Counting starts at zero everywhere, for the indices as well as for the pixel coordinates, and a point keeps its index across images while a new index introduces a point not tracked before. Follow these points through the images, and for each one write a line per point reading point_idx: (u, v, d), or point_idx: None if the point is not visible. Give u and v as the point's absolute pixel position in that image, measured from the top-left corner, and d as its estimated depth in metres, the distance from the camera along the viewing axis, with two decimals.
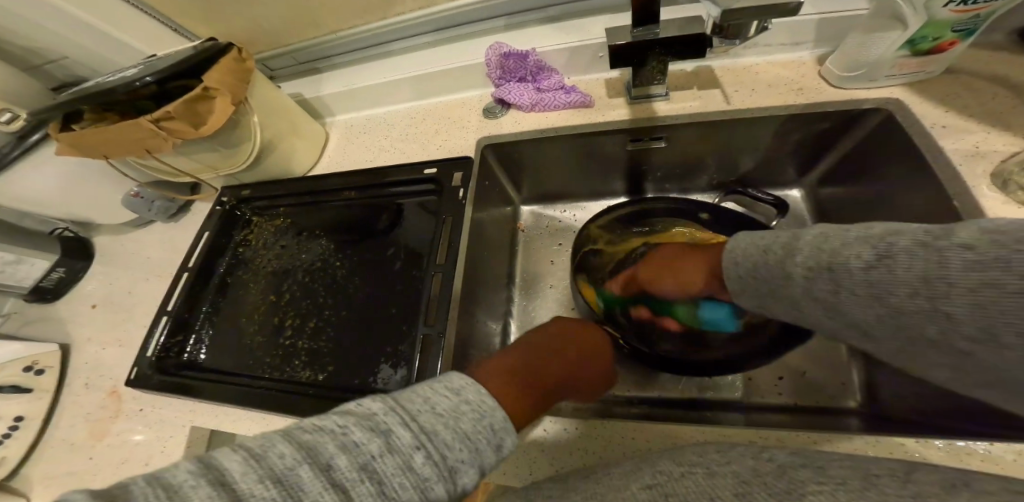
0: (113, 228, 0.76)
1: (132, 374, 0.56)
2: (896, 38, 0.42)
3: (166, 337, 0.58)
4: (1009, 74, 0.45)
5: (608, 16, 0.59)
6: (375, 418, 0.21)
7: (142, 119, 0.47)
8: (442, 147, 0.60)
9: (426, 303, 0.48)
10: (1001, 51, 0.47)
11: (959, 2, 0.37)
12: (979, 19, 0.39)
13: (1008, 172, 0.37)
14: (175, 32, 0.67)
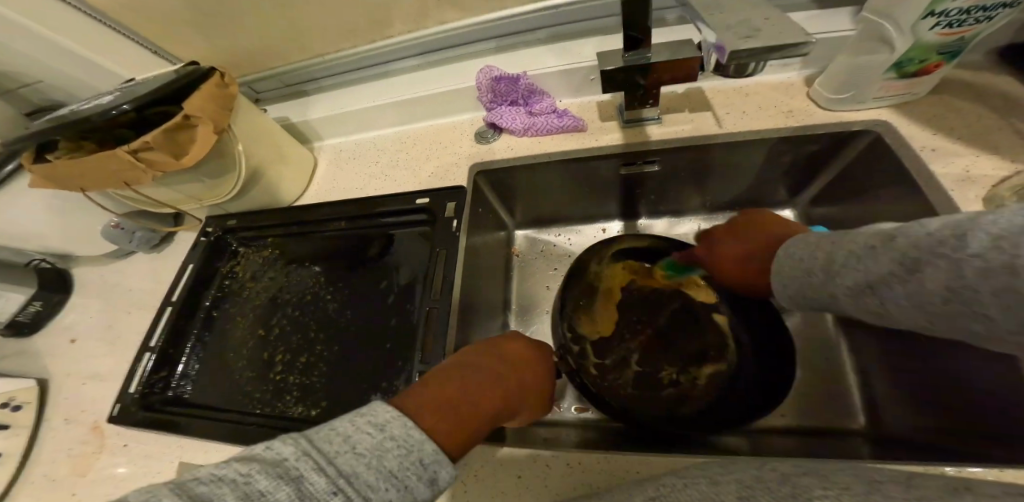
0: (92, 258, 0.73)
1: (116, 410, 0.54)
2: (884, 59, 0.42)
3: (151, 372, 0.56)
4: (991, 95, 0.45)
5: (598, 38, 0.59)
6: (284, 463, 0.19)
7: (119, 150, 0.44)
8: (434, 173, 0.59)
9: (421, 337, 0.47)
10: (982, 72, 0.47)
11: (945, 25, 0.37)
12: (964, 41, 0.40)
13: (1001, 198, 0.37)
14: (154, 54, 0.65)
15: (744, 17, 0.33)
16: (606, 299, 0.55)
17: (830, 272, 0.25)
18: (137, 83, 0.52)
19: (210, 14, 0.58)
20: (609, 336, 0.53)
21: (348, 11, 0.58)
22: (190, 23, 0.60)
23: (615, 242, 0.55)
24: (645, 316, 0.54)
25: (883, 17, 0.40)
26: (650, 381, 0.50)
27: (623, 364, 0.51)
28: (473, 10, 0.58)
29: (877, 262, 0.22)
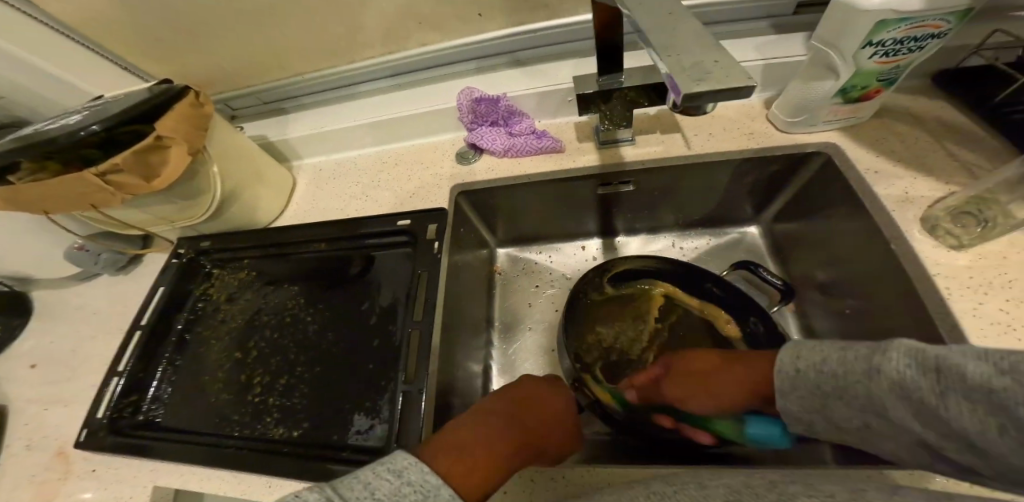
0: (53, 281, 0.69)
1: (81, 435, 0.51)
2: (831, 85, 0.45)
3: (120, 397, 0.54)
4: (927, 118, 0.50)
5: (574, 61, 0.61)
6: None
7: (86, 172, 0.42)
8: (416, 194, 0.60)
9: (406, 357, 0.47)
10: (919, 96, 0.52)
11: (881, 54, 0.41)
12: (899, 69, 0.43)
13: (936, 218, 0.41)
14: (124, 71, 0.63)
15: (698, 49, 0.29)
16: (607, 319, 0.56)
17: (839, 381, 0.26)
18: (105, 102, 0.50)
19: (184, 31, 0.58)
20: (615, 355, 0.54)
21: (328, 31, 0.59)
22: (164, 40, 0.59)
23: (609, 269, 0.57)
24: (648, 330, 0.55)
25: (828, 47, 0.43)
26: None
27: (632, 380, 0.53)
28: (453, 33, 0.60)
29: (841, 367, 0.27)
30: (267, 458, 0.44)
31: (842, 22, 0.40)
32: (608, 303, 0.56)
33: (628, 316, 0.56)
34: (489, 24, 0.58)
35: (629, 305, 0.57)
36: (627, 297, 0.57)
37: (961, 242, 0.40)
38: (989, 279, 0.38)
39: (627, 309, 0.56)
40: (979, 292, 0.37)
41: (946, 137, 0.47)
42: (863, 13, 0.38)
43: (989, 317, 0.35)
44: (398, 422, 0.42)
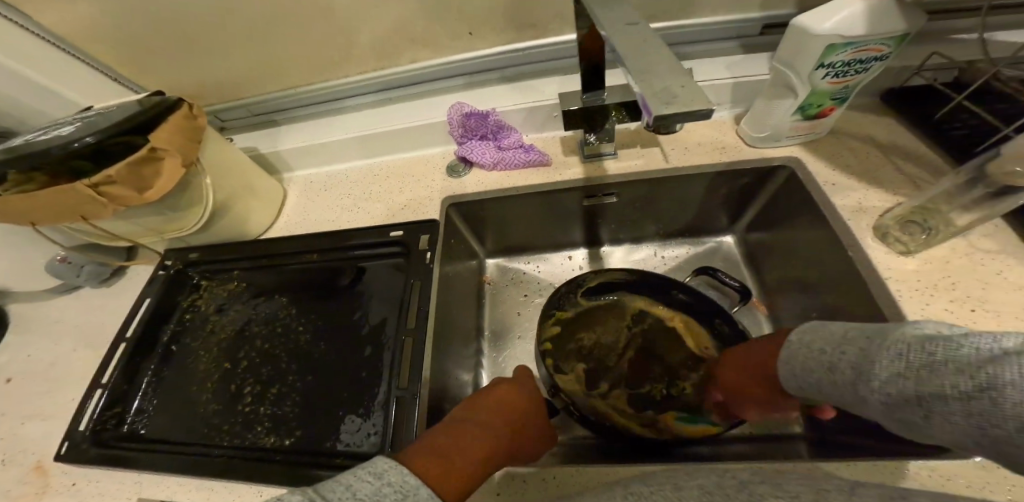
0: (32, 294, 0.68)
1: (61, 449, 0.50)
2: (790, 103, 0.50)
3: (104, 409, 0.53)
4: (879, 132, 0.54)
5: (559, 77, 0.65)
6: None
7: (78, 184, 0.42)
8: (407, 206, 0.62)
9: (399, 364, 0.48)
10: (871, 112, 0.57)
11: (833, 75, 0.45)
12: (849, 89, 0.48)
13: (886, 227, 0.46)
14: (114, 81, 0.63)
15: (659, 67, 0.26)
16: (583, 329, 0.58)
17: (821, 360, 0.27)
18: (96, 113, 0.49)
19: (177, 43, 0.59)
20: (593, 364, 0.56)
21: (322, 46, 0.61)
22: (158, 52, 0.60)
23: (584, 281, 0.58)
24: (623, 336, 0.58)
25: (787, 68, 0.47)
26: (640, 397, 0.53)
27: (611, 385, 0.55)
28: (445, 50, 0.62)
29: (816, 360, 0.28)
30: (260, 466, 0.45)
31: (798, 45, 0.44)
32: (583, 314, 0.59)
33: (602, 324, 0.59)
34: (479, 43, 0.61)
35: (603, 313, 0.59)
36: (600, 306, 0.59)
37: (908, 248, 0.44)
38: (934, 281, 0.42)
39: (602, 317, 0.59)
40: (925, 292, 0.41)
41: (895, 152, 0.52)
42: (816, 38, 0.42)
43: (933, 316, 0.39)
44: (392, 429, 0.43)
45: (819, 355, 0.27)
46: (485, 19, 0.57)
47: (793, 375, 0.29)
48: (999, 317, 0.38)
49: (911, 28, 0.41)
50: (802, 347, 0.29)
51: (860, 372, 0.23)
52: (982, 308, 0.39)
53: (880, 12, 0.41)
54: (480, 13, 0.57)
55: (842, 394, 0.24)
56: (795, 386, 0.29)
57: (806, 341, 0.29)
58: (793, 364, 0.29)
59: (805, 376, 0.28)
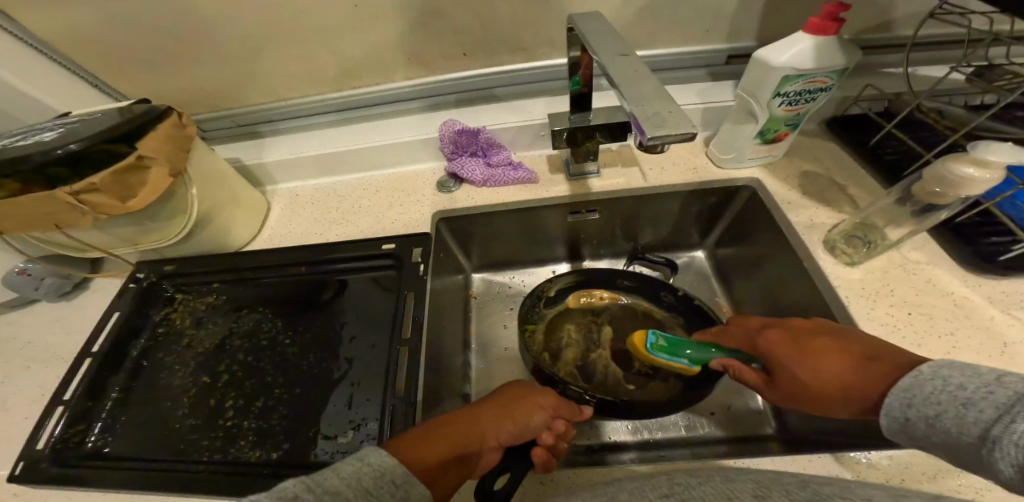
0: None
1: (16, 469, 0.47)
2: (751, 128, 0.56)
3: (65, 427, 0.50)
4: (826, 156, 0.61)
5: (546, 98, 0.69)
6: (282, 489, 0.22)
7: (58, 191, 0.41)
8: (398, 221, 0.64)
9: (394, 374, 0.49)
10: (820, 137, 0.64)
11: (786, 104, 0.51)
12: (800, 117, 0.54)
13: (835, 240, 0.52)
14: (95, 88, 0.61)
15: (649, 92, 0.29)
16: (557, 331, 0.61)
17: (942, 404, 0.24)
18: (79, 119, 0.48)
19: (165, 50, 0.58)
20: (582, 363, 0.57)
21: (318, 60, 0.62)
22: (145, 57, 0.59)
23: (543, 291, 0.62)
24: (597, 327, 0.61)
25: (750, 96, 0.53)
26: (640, 381, 0.54)
27: (606, 377, 0.55)
28: (437, 69, 0.65)
29: (930, 400, 0.25)
30: (245, 481, 0.43)
31: (759, 74, 0.50)
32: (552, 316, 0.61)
33: (572, 322, 0.62)
34: (473, 63, 0.65)
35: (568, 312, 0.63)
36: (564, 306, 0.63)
37: (853, 259, 0.50)
38: (877, 288, 0.47)
39: (569, 316, 0.62)
40: (870, 297, 0.47)
41: (840, 173, 0.59)
42: (773, 68, 0.48)
43: (877, 318, 0.45)
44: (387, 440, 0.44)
45: (951, 391, 0.24)
46: (479, 40, 0.61)
47: (904, 406, 0.27)
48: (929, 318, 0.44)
49: (849, 63, 0.48)
50: (932, 379, 0.26)
51: (994, 421, 0.21)
52: (915, 311, 0.45)
53: (823, 48, 0.47)
54: (475, 35, 0.60)
55: (956, 439, 0.23)
56: (897, 416, 0.27)
57: (936, 376, 0.26)
58: (912, 397, 0.26)
59: (916, 409, 0.26)
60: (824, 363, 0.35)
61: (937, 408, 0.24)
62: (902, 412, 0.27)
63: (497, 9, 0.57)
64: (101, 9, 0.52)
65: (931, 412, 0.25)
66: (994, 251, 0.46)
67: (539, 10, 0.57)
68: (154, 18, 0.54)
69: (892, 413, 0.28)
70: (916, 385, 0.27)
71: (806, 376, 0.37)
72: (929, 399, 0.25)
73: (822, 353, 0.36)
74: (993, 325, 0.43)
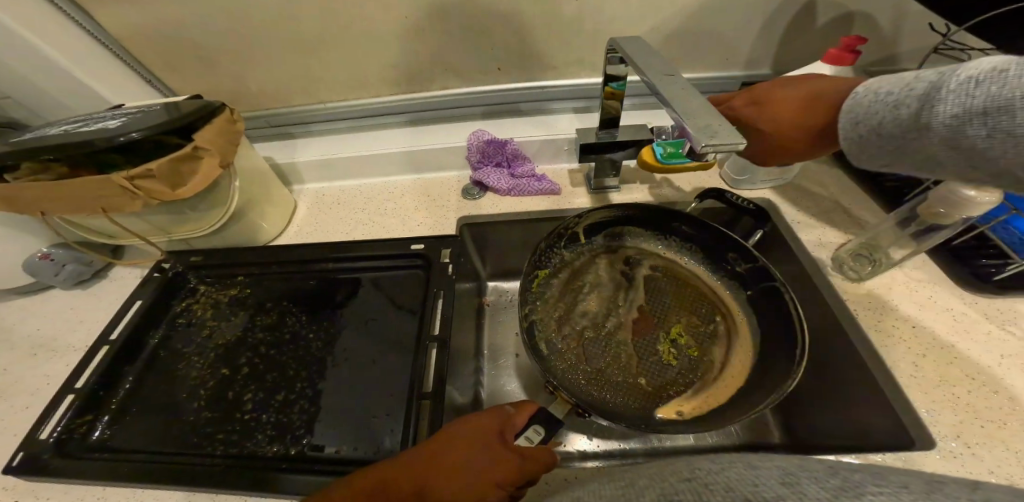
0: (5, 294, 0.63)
1: (13, 460, 0.45)
2: None
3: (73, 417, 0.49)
4: (831, 181, 0.66)
5: (571, 115, 0.73)
6: None
7: (115, 176, 0.42)
8: (425, 225, 0.66)
9: (422, 371, 0.50)
10: (826, 164, 0.69)
11: None
12: None
13: (842, 259, 0.56)
14: (148, 83, 0.64)
15: (697, 108, 0.33)
16: (578, 281, 0.60)
17: (877, 115, 0.34)
18: (138, 111, 0.49)
19: (222, 49, 0.61)
20: (591, 331, 0.56)
21: (361, 65, 0.65)
22: (200, 55, 0.62)
23: (573, 236, 0.60)
24: (625, 286, 0.60)
25: None
26: (652, 369, 0.52)
27: (611, 355, 0.54)
28: (472, 81, 0.69)
29: (876, 113, 0.35)
30: (263, 475, 0.43)
31: None
32: (572, 268, 0.61)
33: (600, 274, 0.61)
34: (505, 77, 0.69)
35: (602, 261, 0.62)
36: (599, 251, 0.62)
37: (860, 275, 0.54)
38: (882, 303, 0.51)
39: (600, 266, 0.61)
40: (876, 311, 0.51)
41: (844, 197, 0.64)
42: None
43: (884, 331, 0.49)
44: (414, 433, 0.45)
45: (884, 99, 0.34)
46: (514, 56, 0.65)
47: (853, 126, 0.36)
48: (928, 333, 0.48)
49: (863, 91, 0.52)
50: (867, 96, 0.35)
51: (921, 107, 0.31)
52: (920, 325, 0.49)
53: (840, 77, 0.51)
54: (513, 52, 0.64)
55: (891, 131, 0.33)
56: (852, 137, 0.36)
57: (875, 92, 0.35)
58: (857, 116, 0.36)
59: (863, 124, 0.35)
60: (785, 106, 0.42)
61: (878, 117, 0.34)
62: (860, 129, 0.36)
63: (535, 27, 0.61)
64: (170, 9, 0.55)
65: (875, 126, 0.35)
66: (988, 271, 0.51)
67: (574, 31, 0.62)
68: (213, 17, 0.57)
69: (847, 134, 0.37)
70: (855, 105, 0.36)
71: (773, 127, 0.42)
72: (877, 112, 0.34)
73: (784, 101, 0.42)
74: (991, 339, 0.47)
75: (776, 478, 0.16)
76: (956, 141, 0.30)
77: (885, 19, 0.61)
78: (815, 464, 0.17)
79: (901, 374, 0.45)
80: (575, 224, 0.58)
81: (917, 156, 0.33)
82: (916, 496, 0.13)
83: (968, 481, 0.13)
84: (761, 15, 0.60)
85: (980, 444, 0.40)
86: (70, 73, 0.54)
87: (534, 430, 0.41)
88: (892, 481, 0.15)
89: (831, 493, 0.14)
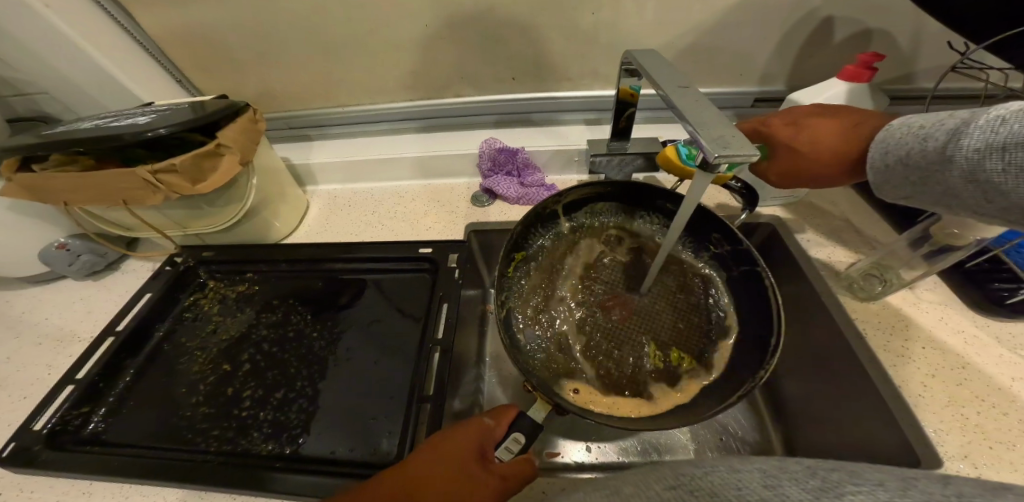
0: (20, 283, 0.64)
1: (7, 450, 0.46)
2: None
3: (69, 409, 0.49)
4: (840, 199, 0.66)
5: (582, 127, 0.74)
6: None
7: (140, 169, 0.43)
8: (433, 230, 0.67)
9: (423, 374, 0.49)
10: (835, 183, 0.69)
11: None
12: None
13: (852, 278, 0.55)
14: (177, 82, 0.66)
15: (714, 122, 0.33)
16: (557, 268, 0.59)
17: (908, 145, 0.35)
18: (167, 109, 0.51)
19: (250, 51, 0.63)
20: (569, 319, 0.56)
21: (380, 71, 0.66)
22: (228, 56, 0.64)
23: (556, 215, 0.58)
24: (606, 269, 0.60)
25: None
26: (631, 355, 0.53)
27: (592, 342, 0.54)
28: (488, 89, 0.70)
29: (906, 142, 0.35)
30: (256, 474, 0.43)
31: None
32: (551, 253, 0.59)
33: (582, 257, 0.60)
34: (520, 87, 0.70)
35: (584, 242, 0.60)
36: (582, 230, 0.60)
37: (871, 294, 0.54)
38: (892, 323, 0.51)
39: (580, 249, 0.60)
40: (885, 331, 0.50)
41: (854, 216, 0.64)
42: None
43: (893, 350, 0.49)
44: (412, 436, 0.44)
45: (917, 130, 0.35)
46: (529, 66, 0.66)
47: (881, 155, 0.38)
48: (938, 353, 0.48)
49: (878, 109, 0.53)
50: (902, 127, 0.36)
51: (949, 141, 0.32)
52: (930, 347, 0.49)
53: (859, 93, 0.52)
54: (530, 63, 0.66)
55: (918, 162, 0.34)
56: (879, 165, 0.38)
57: (913, 124, 0.36)
58: (887, 145, 0.37)
59: (889, 153, 0.37)
60: (823, 131, 0.42)
61: (907, 147, 0.35)
62: (889, 155, 0.37)
63: (554, 39, 0.63)
64: (204, 12, 0.58)
65: (902, 156, 0.36)
66: (1001, 295, 0.50)
67: (590, 43, 0.63)
68: (241, 21, 0.59)
69: (873, 163, 0.38)
70: (885, 133, 0.38)
71: (815, 150, 0.42)
72: (908, 141, 0.35)
73: (827, 126, 0.42)
74: (1002, 362, 0.47)
75: (757, 482, 0.17)
76: (975, 175, 0.30)
77: (901, 39, 0.62)
78: (795, 466, 0.17)
79: (909, 394, 0.45)
80: (555, 202, 0.55)
81: (940, 189, 0.34)
82: (891, 495, 0.14)
83: (939, 478, 0.14)
84: (776, 32, 0.61)
85: (987, 465, 0.39)
86: (104, 72, 0.56)
87: (514, 440, 0.39)
88: (866, 481, 0.15)
89: (812, 496, 0.15)
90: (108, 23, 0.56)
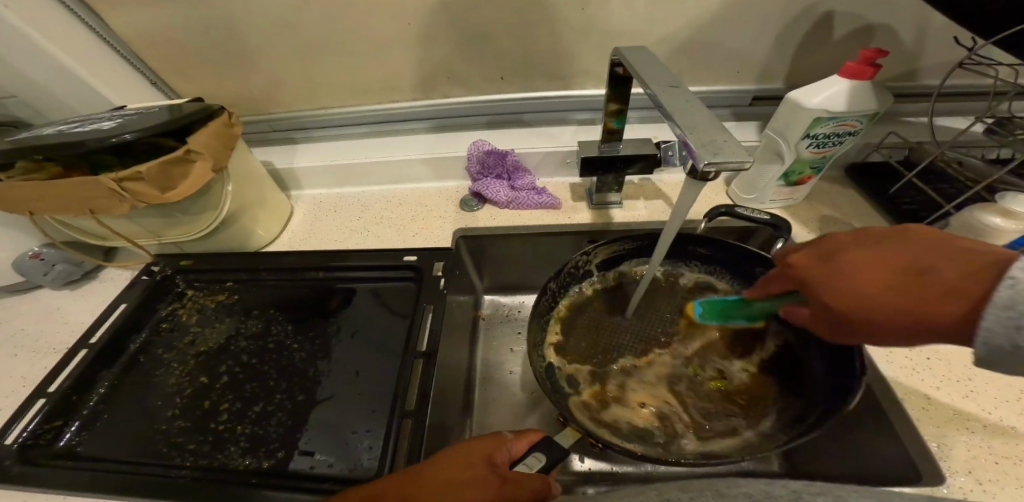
0: None
1: None
2: (777, 169, 0.57)
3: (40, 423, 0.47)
4: (841, 202, 0.64)
5: (574, 127, 0.72)
6: None
7: (104, 177, 0.41)
8: (420, 236, 0.64)
9: (404, 388, 0.47)
10: (837, 185, 0.67)
11: (813, 146, 0.54)
12: (824, 161, 0.56)
13: None
14: (153, 85, 0.64)
15: (705, 124, 0.31)
16: (609, 319, 0.56)
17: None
18: (137, 113, 0.49)
19: (228, 53, 0.61)
20: (633, 370, 0.52)
21: (364, 71, 0.64)
22: (204, 59, 0.62)
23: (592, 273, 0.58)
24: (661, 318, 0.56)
25: (779, 136, 0.56)
26: (692, 420, 0.47)
27: (652, 392, 0.50)
28: (476, 89, 0.68)
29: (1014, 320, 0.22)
30: (232, 489, 0.41)
31: (790, 114, 0.53)
32: (598, 306, 0.58)
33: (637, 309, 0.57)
34: (509, 87, 0.68)
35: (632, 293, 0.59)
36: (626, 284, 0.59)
37: None
38: None
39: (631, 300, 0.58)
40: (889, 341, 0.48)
41: (857, 219, 0.61)
42: (806, 109, 0.50)
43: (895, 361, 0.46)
44: (392, 451, 0.42)
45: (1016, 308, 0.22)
46: (517, 65, 0.64)
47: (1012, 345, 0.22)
48: (943, 364, 0.46)
49: (880, 109, 0.50)
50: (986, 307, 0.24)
51: None
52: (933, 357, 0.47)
53: (860, 91, 0.49)
54: (518, 62, 0.64)
55: None
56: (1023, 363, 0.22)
57: None
58: None
59: None
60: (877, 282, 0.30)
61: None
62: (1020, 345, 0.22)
63: (542, 37, 0.60)
64: (178, 14, 0.56)
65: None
66: None
67: (581, 41, 0.61)
68: (218, 21, 0.57)
69: None
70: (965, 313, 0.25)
71: (857, 305, 0.31)
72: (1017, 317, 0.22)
73: (879, 266, 0.30)
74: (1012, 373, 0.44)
75: None
76: None
77: (904, 32, 0.60)
78: None
79: (912, 405, 0.42)
80: (585, 260, 0.57)
81: None
82: None
83: None
84: (773, 28, 0.59)
85: (997, 483, 0.37)
86: (74, 73, 0.54)
87: (534, 458, 0.37)
88: None
89: None
90: (76, 24, 0.54)
